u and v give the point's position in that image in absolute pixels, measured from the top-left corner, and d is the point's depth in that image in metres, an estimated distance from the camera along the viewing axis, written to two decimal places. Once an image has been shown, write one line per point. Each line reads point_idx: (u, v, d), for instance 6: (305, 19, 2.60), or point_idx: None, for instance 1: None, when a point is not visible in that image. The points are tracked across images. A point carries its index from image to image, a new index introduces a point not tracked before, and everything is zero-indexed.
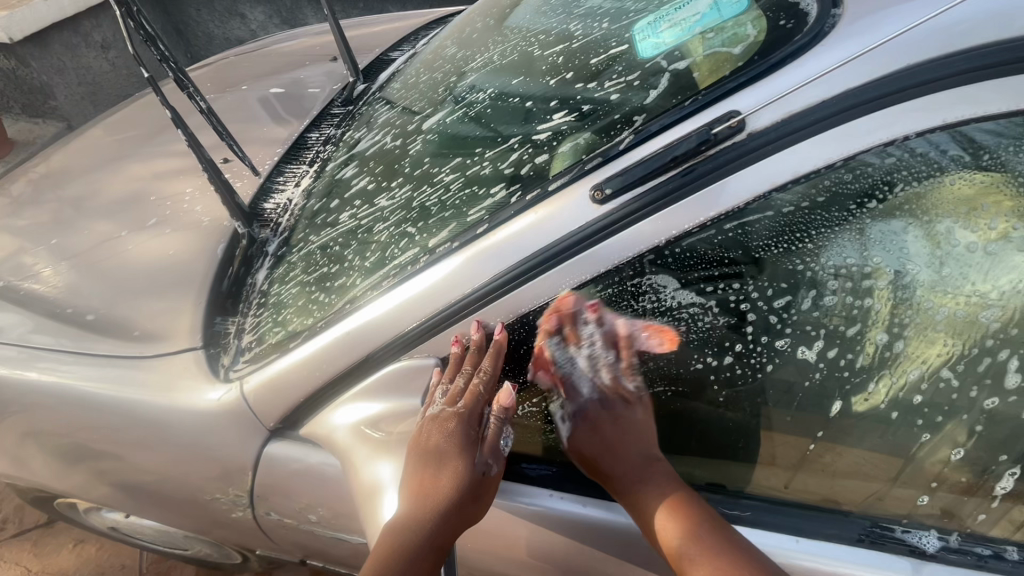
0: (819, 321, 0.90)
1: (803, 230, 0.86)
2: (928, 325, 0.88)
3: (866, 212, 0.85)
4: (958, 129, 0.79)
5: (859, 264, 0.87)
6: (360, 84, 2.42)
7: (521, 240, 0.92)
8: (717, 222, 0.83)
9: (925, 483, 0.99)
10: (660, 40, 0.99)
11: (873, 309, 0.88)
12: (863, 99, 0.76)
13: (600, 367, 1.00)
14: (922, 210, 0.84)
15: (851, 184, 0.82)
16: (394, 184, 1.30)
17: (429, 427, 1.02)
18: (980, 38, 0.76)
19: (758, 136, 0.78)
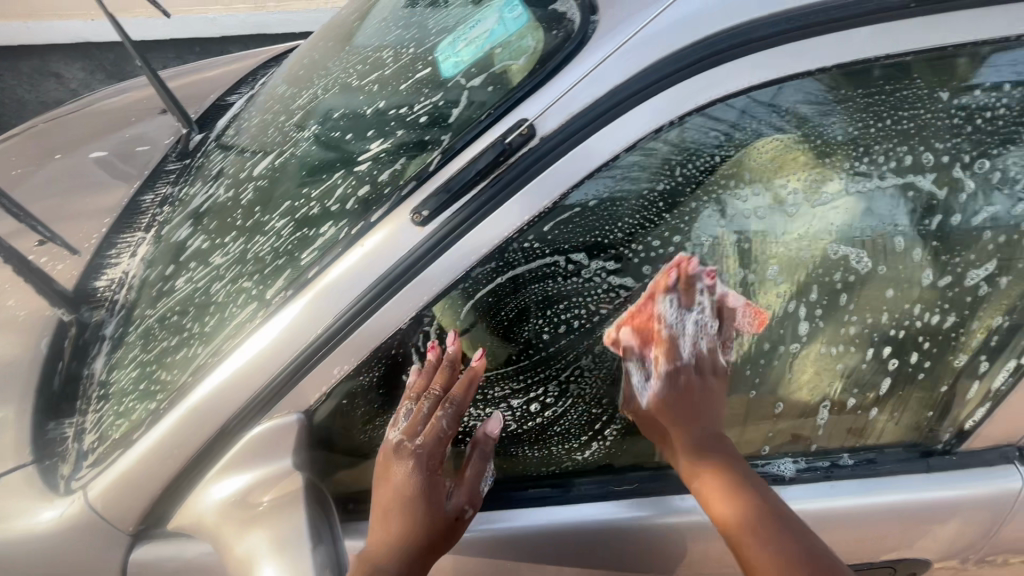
0: (684, 288, 0.96)
1: (625, 215, 0.91)
2: (758, 281, 0.96)
3: (717, 178, 0.91)
4: (733, 99, 0.85)
5: (686, 235, 0.93)
6: (196, 134, 2.26)
7: (356, 274, 0.90)
8: (533, 224, 0.87)
9: (772, 419, 1.09)
10: (459, 59, 1.03)
11: (725, 269, 0.95)
12: (625, 95, 0.82)
13: (704, 336, 0.97)
14: (736, 178, 0.91)
15: (659, 164, 0.88)
16: (228, 239, 1.22)
17: (389, 459, 0.96)
18: (718, 25, 0.83)
19: (549, 138, 0.83)
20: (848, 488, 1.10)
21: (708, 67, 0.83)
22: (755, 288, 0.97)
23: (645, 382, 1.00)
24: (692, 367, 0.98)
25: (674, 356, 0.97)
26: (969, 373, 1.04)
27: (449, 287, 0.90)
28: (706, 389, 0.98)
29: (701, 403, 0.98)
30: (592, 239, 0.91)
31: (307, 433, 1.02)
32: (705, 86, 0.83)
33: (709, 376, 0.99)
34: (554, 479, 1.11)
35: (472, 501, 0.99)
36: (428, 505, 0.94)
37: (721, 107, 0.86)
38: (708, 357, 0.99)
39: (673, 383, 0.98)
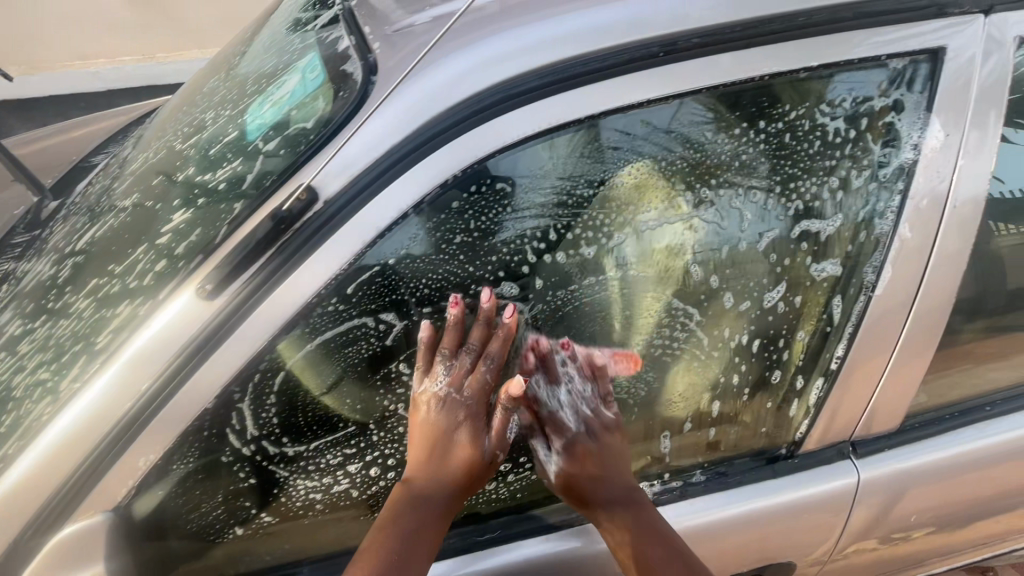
0: (571, 311, 0.96)
1: (440, 265, 0.88)
2: (631, 302, 0.98)
3: (606, 197, 0.91)
4: (512, 151, 0.83)
5: (564, 270, 0.93)
6: (49, 201, 2.10)
7: (144, 358, 0.84)
8: (334, 287, 0.85)
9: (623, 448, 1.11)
10: (262, 121, 1.01)
11: (607, 289, 0.96)
12: (401, 155, 0.81)
13: (582, 404, 1.01)
14: (607, 212, 0.91)
15: (541, 191, 0.88)
16: (37, 323, 1.12)
17: (433, 403, 0.93)
18: (489, 78, 0.81)
19: (331, 203, 0.81)
20: (705, 503, 1.12)
21: (481, 122, 0.81)
22: (628, 311, 0.99)
23: (548, 455, 1.02)
24: (584, 434, 1.00)
25: (559, 429, 1.01)
26: (792, 382, 1.11)
27: (251, 362, 0.86)
28: (603, 445, 1.01)
29: (608, 466, 1.00)
30: (398, 298, 0.89)
31: (123, 534, 0.92)
32: (478, 141, 0.81)
33: (606, 435, 1.01)
34: None
35: (503, 443, 0.97)
36: (472, 443, 0.94)
37: (501, 162, 0.84)
38: (596, 418, 1.02)
39: (577, 463, 1.00)
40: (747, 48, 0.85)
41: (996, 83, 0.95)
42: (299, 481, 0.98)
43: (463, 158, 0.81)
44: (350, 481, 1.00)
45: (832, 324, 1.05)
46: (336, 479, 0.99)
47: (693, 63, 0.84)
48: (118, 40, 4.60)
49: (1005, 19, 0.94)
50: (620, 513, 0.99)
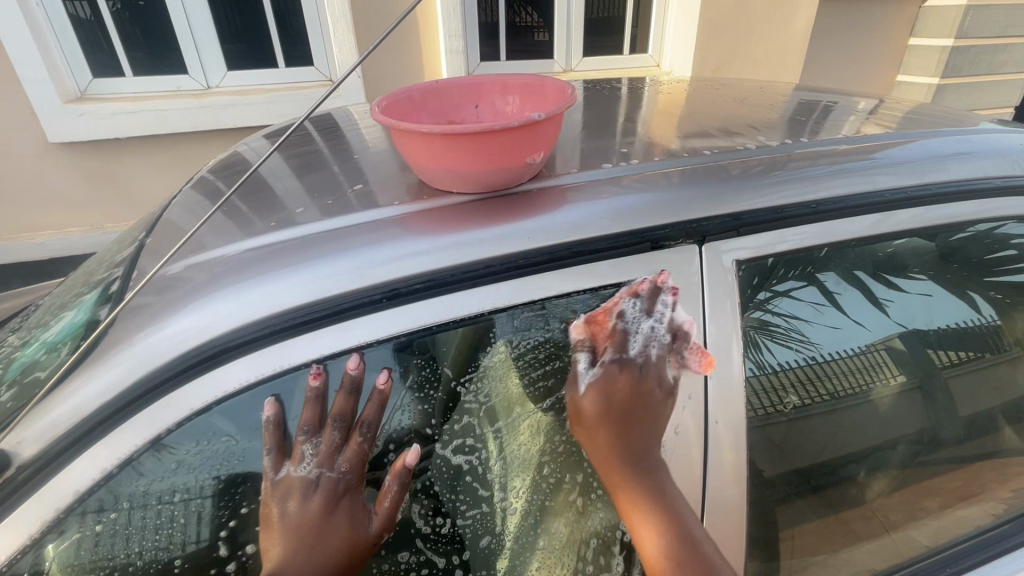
0: (467, 485, 1.02)
1: (158, 529, 0.86)
2: (506, 476, 1.04)
3: (489, 375, 1.01)
4: (233, 398, 0.85)
5: (451, 458, 1.01)
6: None
7: None
8: (21, 559, 0.78)
9: None
10: (22, 360, 1.02)
11: (487, 460, 1.03)
12: (106, 416, 0.80)
13: (655, 343, 0.98)
14: (490, 397, 1.03)
15: (442, 370, 0.97)
16: None
17: (308, 483, 0.87)
18: (200, 335, 0.84)
19: (26, 467, 0.78)
20: None
21: (196, 377, 0.83)
22: (500, 504, 1.04)
23: (589, 370, 0.99)
24: (637, 364, 0.97)
25: (624, 348, 0.98)
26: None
27: None
28: (654, 396, 0.97)
29: (642, 410, 0.97)
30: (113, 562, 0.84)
31: None
32: (193, 394, 0.83)
33: (657, 389, 0.97)
34: None
35: (387, 526, 0.95)
36: (353, 524, 0.89)
37: (219, 412, 0.85)
38: (657, 364, 0.98)
39: (613, 388, 0.96)
40: (471, 289, 0.93)
41: (727, 281, 1.05)
42: None
43: (174, 413, 0.82)
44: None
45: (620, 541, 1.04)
46: None
47: (415, 306, 0.90)
48: (66, 213, 4.89)
49: (718, 247, 1.05)
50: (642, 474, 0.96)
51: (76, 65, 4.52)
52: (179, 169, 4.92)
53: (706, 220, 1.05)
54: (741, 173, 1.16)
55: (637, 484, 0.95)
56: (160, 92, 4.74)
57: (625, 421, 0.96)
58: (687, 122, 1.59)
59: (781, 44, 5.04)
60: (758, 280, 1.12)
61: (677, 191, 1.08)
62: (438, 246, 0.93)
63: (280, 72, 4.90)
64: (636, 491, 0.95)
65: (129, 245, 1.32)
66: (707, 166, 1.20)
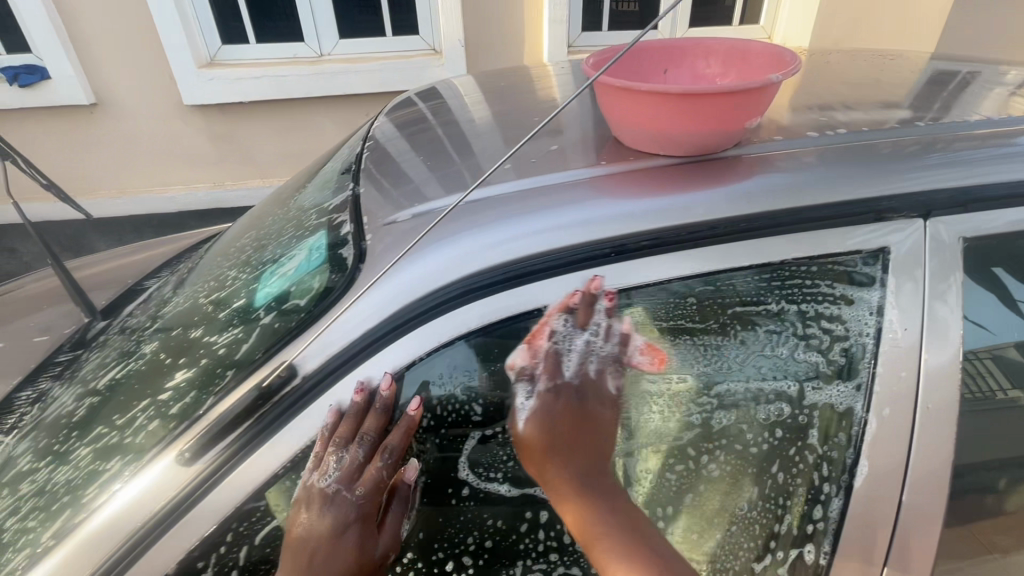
0: (669, 446, 1.03)
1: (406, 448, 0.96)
2: (709, 434, 1.03)
3: (693, 331, 1.00)
4: (471, 336, 0.93)
5: (664, 419, 1.02)
6: (98, 322, 2.35)
7: (116, 523, 0.89)
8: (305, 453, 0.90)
9: None
10: (268, 290, 1.15)
11: (691, 419, 1.02)
12: (373, 338, 0.91)
13: (592, 356, 0.96)
14: (692, 353, 1.01)
15: (649, 323, 0.98)
16: (42, 464, 1.22)
17: (325, 510, 0.88)
18: (451, 273, 0.92)
19: (307, 378, 0.90)
20: None
21: (443, 313, 0.92)
22: (698, 465, 1.04)
23: (526, 403, 0.96)
24: (573, 387, 0.96)
25: (558, 374, 0.96)
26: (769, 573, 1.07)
27: (221, 523, 0.88)
28: (590, 412, 0.97)
29: (587, 428, 0.97)
30: None
31: None
32: (440, 329, 0.91)
33: (600, 408, 0.98)
34: None
35: (395, 546, 0.95)
36: (360, 545, 0.89)
37: (464, 344, 0.93)
38: (598, 379, 0.98)
39: (557, 409, 0.96)
40: (692, 249, 0.95)
41: (946, 258, 0.99)
42: None
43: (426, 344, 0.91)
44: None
45: (814, 517, 1.04)
46: None
47: (641, 262, 0.94)
48: (194, 171, 5.37)
49: (947, 222, 1.00)
50: (629, 513, 0.98)
51: (207, 32, 4.85)
52: (291, 134, 5.24)
53: (933, 193, 1.00)
54: (964, 145, 1.09)
55: (603, 513, 0.96)
56: (278, 59, 5.02)
57: (562, 450, 0.97)
58: (874, 91, 1.49)
59: (918, 14, 4.56)
60: (986, 259, 1.05)
61: (902, 161, 1.03)
62: (661, 207, 0.96)
63: (386, 41, 5.04)
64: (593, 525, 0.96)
65: (330, 195, 1.45)
66: (928, 135, 1.13)
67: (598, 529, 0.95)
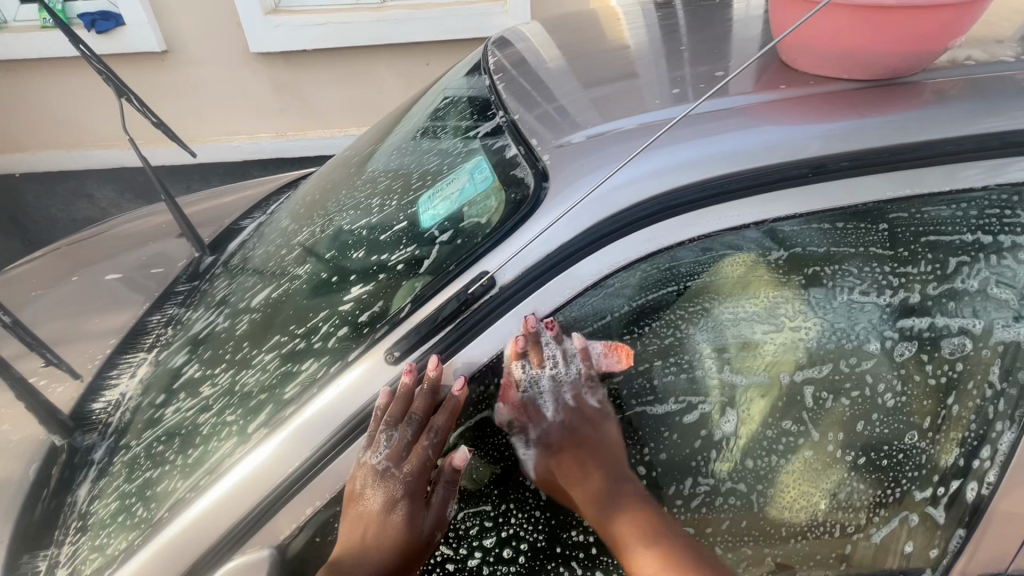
0: (849, 373, 1.05)
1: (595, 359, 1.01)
2: (888, 362, 1.05)
3: (885, 259, 1.01)
4: (664, 253, 0.97)
5: (846, 344, 1.04)
6: (207, 257, 2.48)
7: (329, 412, 0.97)
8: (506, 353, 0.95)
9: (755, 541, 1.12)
10: (435, 212, 1.19)
11: (873, 346, 1.04)
12: (571, 251, 0.95)
13: (558, 394, 1.01)
14: (882, 280, 1.02)
15: (843, 247, 1.00)
16: (218, 370, 1.33)
17: (377, 486, 0.96)
18: (647, 192, 0.96)
19: (507, 287, 0.94)
20: None
21: (642, 228, 0.96)
22: (873, 391, 1.05)
23: (526, 452, 1.03)
24: (558, 424, 1.02)
25: (540, 417, 1.02)
26: (930, 506, 1.12)
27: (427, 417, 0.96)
28: (586, 436, 1.03)
29: (586, 451, 1.03)
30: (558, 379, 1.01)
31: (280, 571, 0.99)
32: (638, 244, 0.96)
33: (592, 428, 1.03)
34: None
35: (440, 523, 1.03)
36: (406, 523, 0.98)
37: (655, 260, 0.98)
38: (578, 406, 1.02)
39: (548, 463, 1.03)
40: (891, 172, 0.96)
41: None
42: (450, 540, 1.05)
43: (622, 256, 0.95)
44: (486, 564, 1.07)
45: (982, 455, 1.08)
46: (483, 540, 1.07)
47: (839, 183, 0.95)
48: (258, 120, 5.44)
49: None
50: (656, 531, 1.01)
51: None
52: (352, 84, 5.23)
53: None
54: None
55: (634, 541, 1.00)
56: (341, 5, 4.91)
57: (568, 476, 1.03)
58: None
59: None
60: None
61: None
62: (855, 132, 0.97)
63: None
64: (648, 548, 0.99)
65: (470, 128, 1.47)
66: None
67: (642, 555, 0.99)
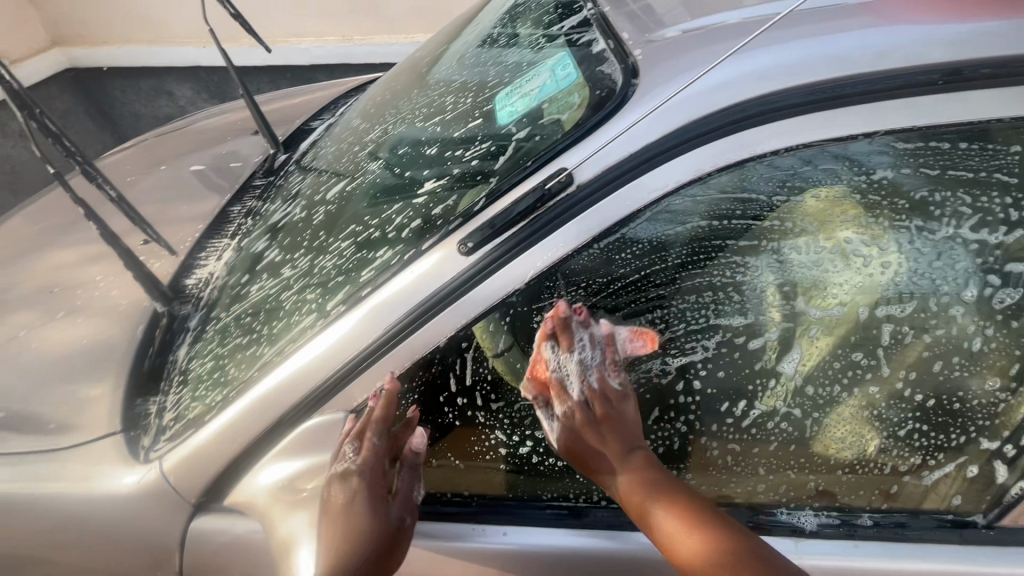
0: (938, 312, 0.98)
1: (670, 274, 1.00)
2: (985, 304, 0.97)
3: (1003, 193, 0.92)
4: (756, 161, 0.91)
5: (939, 283, 0.97)
6: (280, 155, 2.56)
7: (405, 295, 1.03)
8: (578, 251, 0.95)
9: (803, 466, 1.12)
10: (513, 108, 1.16)
11: (968, 288, 0.96)
12: (656, 152, 0.92)
13: (587, 373, 1.02)
14: (995, 215, 0.93)
15: (958, 172, 0.92)
16: (297, 255, 1.41)
17: (343, 487, 1.10)
18: (746, 93, 0.90)
19: (585, 186, 0.93)
20: (873, 548, 1.09)
21: (736, 131, 0.90)
22: (959, 330, 0.99)
23: (552, 422, 1.06)
24: (583, 404, 1.02)
25: (568, 397, 1.03)
26: (996, 459, 1.08)
27: (494, 309, 0.99)
28: (604, 419, 1.02)
29: (613, 429, 1.02)
30: (630, 287, 1.00)
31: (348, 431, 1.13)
32: (729, 149, 0.91)
33: (603, 404, 1.02)
34: (570, 502, 1.19)
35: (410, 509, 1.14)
36: (375, 514, 1.09)
37: (745, 168, 0.92)
38: (601, 389, 1.02)
39: (574, 433, 1.04)
40: None
41: None
42: (506, 427, 1.13)
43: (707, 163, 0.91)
44: (536, 453, 1.16)
45: None
46: (535, 432, 1.14)
47: (975, 93, 0.86)
48: (325, 22, 5.34)
49: None
50: (664, 482, 1.02)
51: None
52: None
53: None
54: None
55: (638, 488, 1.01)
56: None
57: (596, 447, 1.03)
58: None
59: None
60: None
61: None
62: (999, 34, 0.86)
63: None
64: (659, 506, 0.99)
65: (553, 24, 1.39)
66: None
67: (650, 503, 1.00)
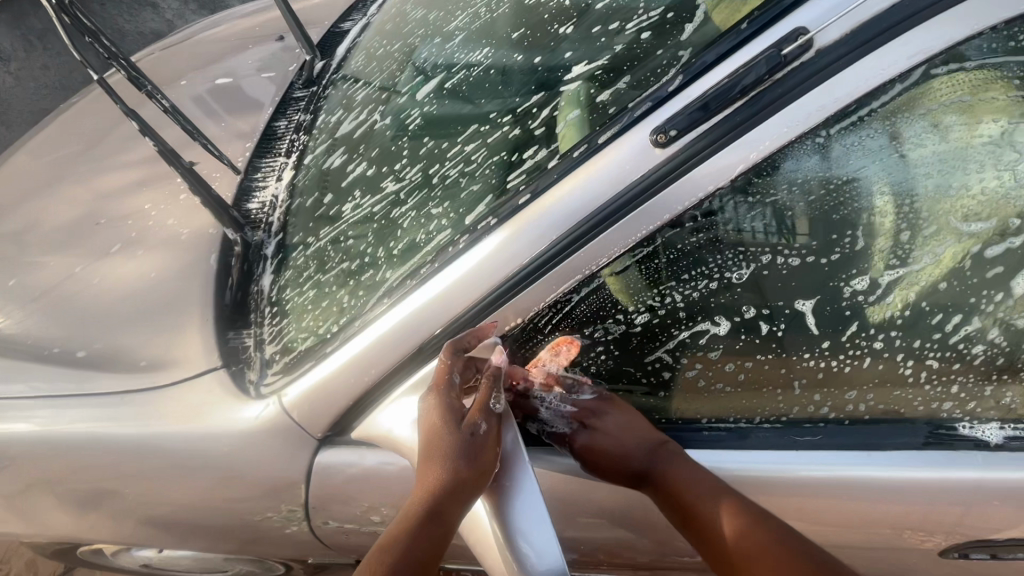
0: None
1: (884, 161, 0.88)
2: None
3: None
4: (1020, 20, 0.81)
5: None
6: (318, 61, 2.27)
7: (579, 197, 0.88)
8: (799, 143, 0.83)
9: (996, 378, 1.04)
10: None
11: None
12: (912, 11, 0.78)
13: (556, 399, 1.08)
14: None
15: None
16: (399, 165, 1.25)
17: (446, 418, 0.99)
18: None
19: (827, 52, 0.79)
20: None
21: None
22: None
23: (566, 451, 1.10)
24: (574, 427, 1.08)
25: (558, 428, 1.09)
26: None
27: (693, 208, 0.87)
28: (588, 439, 1.06)
29: (602, 445, 1.06)
30: (845, 185, 0.89)
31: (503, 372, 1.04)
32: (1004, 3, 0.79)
33: (597, 417, 1.06)
34: (729, 424, 1.09)
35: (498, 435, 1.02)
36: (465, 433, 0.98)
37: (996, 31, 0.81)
38: (577, 409, 1.08)
39: (583, 455, 1.07)
40: None
41: None
42: (680, 354, 1.03)
43: (977, 24, 0.78)
44: (703, 378, 1.06)
45: None
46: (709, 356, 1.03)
47: None
48: None
49: None
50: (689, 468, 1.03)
51: None
52: None
53: None
54: None
55: (656, 474, 1.03)
56: None
57: (608, 456, 1.06)
58: None
59: None
60: None
61: None
62: None
63: None
64: (686, 484, 1.00)
65: None
66: None
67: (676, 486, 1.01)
